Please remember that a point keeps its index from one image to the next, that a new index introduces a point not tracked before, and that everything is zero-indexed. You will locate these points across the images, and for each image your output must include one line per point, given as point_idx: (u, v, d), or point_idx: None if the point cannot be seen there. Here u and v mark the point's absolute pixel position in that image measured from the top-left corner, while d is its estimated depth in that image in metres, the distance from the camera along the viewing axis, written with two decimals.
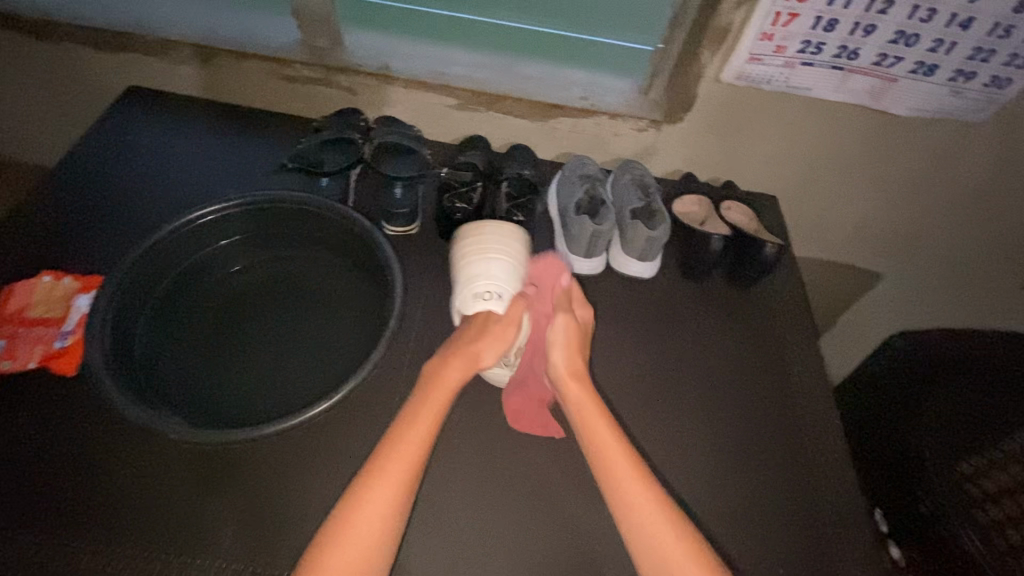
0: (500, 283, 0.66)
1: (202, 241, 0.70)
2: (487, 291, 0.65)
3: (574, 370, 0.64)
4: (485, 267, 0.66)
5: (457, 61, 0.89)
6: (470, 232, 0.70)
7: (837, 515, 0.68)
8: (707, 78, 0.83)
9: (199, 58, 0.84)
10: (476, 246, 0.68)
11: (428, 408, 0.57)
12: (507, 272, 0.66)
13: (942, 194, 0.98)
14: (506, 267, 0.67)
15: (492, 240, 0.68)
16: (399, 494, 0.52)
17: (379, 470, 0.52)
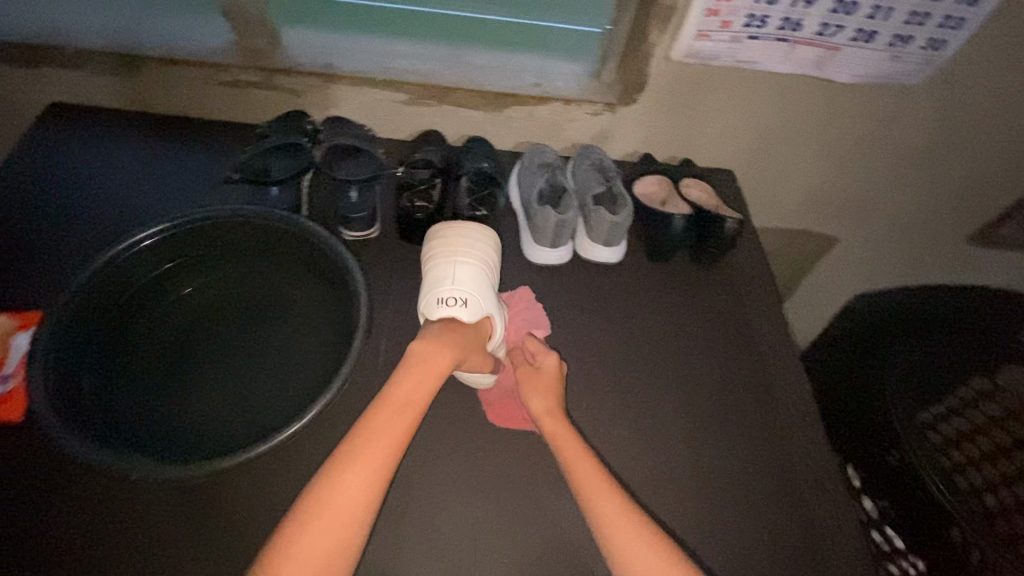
0: (465, 288, 0.66)
1: (147, 264, 0.68)
2: (451, 297, 0.65)
3: (550, 408, 0.65)
4: (451, 271, 0.67)
5: (401, 55, 0.88)
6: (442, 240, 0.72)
7: (808, 484, 0.69)
8: (658, 58, 0.82)
9: (130, 68, 0.82)
10: (445, 251, 0.70)
11: (400, 405, 0.55)
12: (473, 276, 0.68)
13: (892, 155, 0.99)
14: (473, 273, 0.68)
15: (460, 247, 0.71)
16: (366, 493, 0.50)
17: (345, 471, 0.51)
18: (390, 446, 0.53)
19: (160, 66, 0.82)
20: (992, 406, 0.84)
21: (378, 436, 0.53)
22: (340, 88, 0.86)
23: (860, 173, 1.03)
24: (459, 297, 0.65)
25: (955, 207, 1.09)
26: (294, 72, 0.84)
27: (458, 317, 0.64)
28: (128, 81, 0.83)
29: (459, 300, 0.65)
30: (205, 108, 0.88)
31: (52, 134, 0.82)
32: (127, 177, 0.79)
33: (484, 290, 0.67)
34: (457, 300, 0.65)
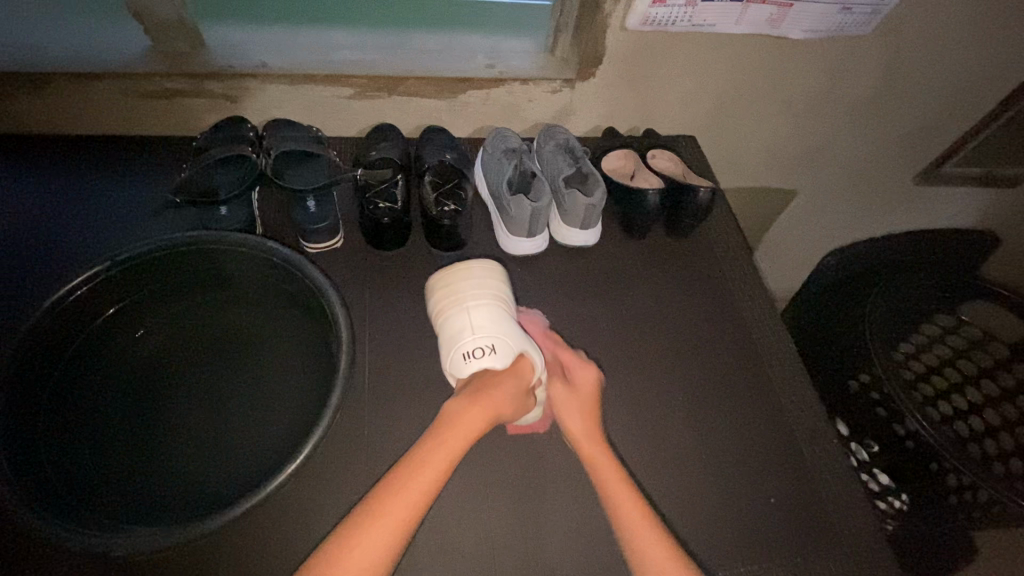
0: (488, 334, 0.60)
1: (94, 310, 0.61)
2: (476, 347, 0.59)
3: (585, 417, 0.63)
4: (471, 318, 0.61)
5: (340, 46, 0.81)
6: (461, 273, 0.66)
7: (805, 442, 0.71)
8: (613, 28, 0.79)
9: (32, 88, 0.72)
10: (456, 297, 0.63)
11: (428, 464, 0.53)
12: (493, 318, 0.61)
13: (845, 106, 1.01)
14: (493, 314, 0.62)
15: (475, 285, 0.64)
16: (381, 553, 0.49)
17: (358, 536, 0.49)
18: (411, 508, 0.51)
19: (69, 82, 0.72)
20: (955, 339, 0.89)
21: (395, 497, 0.51)
22: (279, 88, 0.79)
23: (815, 127, 1.04)
24: (485, 346, 0.59)
25: (903, 151, 1.12)
26: (226, 76, 0.76)
27: (489, 366, 0.59)
28: (33, 103, 0.74)
29: (485, 348, 0.59)
30: (129, 124, 0.79)
31: None
32: (49, 215, 0.70)
33: (510, 328, 0.62)
34: (484, 347, 0.59)
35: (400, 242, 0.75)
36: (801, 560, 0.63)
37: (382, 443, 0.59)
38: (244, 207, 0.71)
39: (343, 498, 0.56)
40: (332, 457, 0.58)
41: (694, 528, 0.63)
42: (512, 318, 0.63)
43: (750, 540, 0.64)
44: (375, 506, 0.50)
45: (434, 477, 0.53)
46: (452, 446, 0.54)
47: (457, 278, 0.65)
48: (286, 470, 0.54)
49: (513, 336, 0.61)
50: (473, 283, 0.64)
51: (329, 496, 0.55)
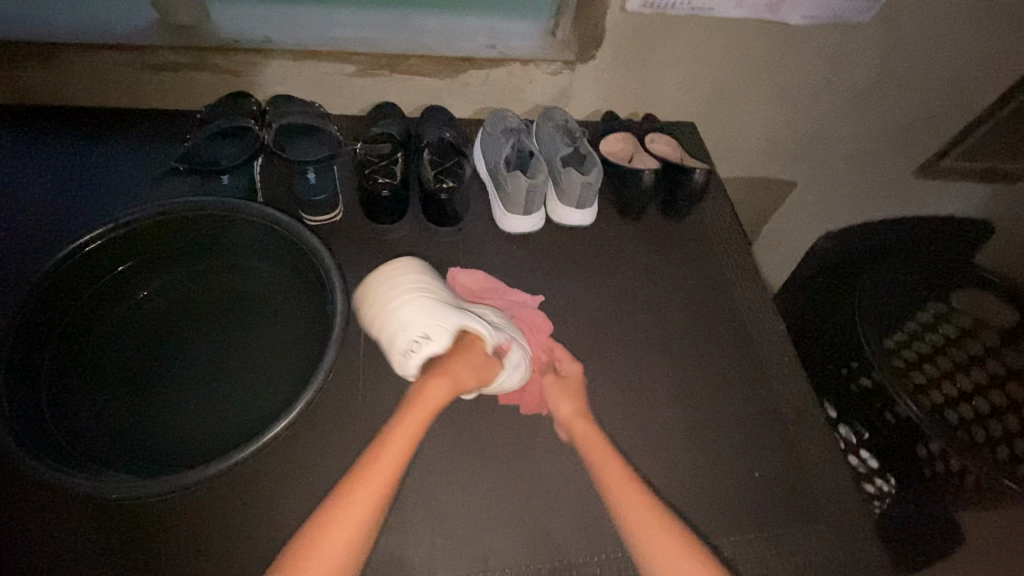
0: (419, 324, 0.58)
1: (97, 268, 0.63)
2: (410, 342, 0.58)
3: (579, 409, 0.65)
4: (398, 319, 0.59)
5: (344, 23, 0.83)
6: (382, 278, 0.62)
7: (792, 420, 0.72)
8: (613, 10, 0.80)
9: (40, 58, 0.74)
10: (376, 306, 0.60)
11: (400, 427, 0.55)
12: (423, 307, 0.59)
13: (844, 94, 1.01)
14: (423, 304, 0.59)
15: (400, 283, 0.61)
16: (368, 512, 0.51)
17: (347, 498, 0.51)
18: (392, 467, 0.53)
19: (79, 52, 0.74)
20: (950, 326, 0.89)
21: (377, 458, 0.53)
22: (283, 63, 0.80)
23: (814, 116, 1.05)
24: (420, 337, 0.58)
25: (903, 142, 1.13)
26: (231, 50, 0.78)
27: (429, 355, 0.58)
28: (42, 73, 0.75)
29: (419, 339, 0.58)
30: (136, 96, 0.80)
31: None
32: (55, 179, 0.71)
33: (443, 311, 0.59)
34: (416, 339, 0.58)
35: (396, 217, 0.76)
36: (784, 534, 0.64)
37: (375, 406, 0.61)
38: (245, 177, 0.72)
39: (337, 457, 0.57)
40: (326, 420, 0.59)
41: (679, 500, 0.65)
42: (444, 299, 0.61)
43: (732, 512, 0.65)
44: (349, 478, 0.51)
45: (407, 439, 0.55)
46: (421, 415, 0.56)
47: (377, 283, 0.62)
48: (281, 424, 0.56)
49: (448, 315, 0.59)
50: (394, 281, 0.61)
51: (323, 455, 0.57)
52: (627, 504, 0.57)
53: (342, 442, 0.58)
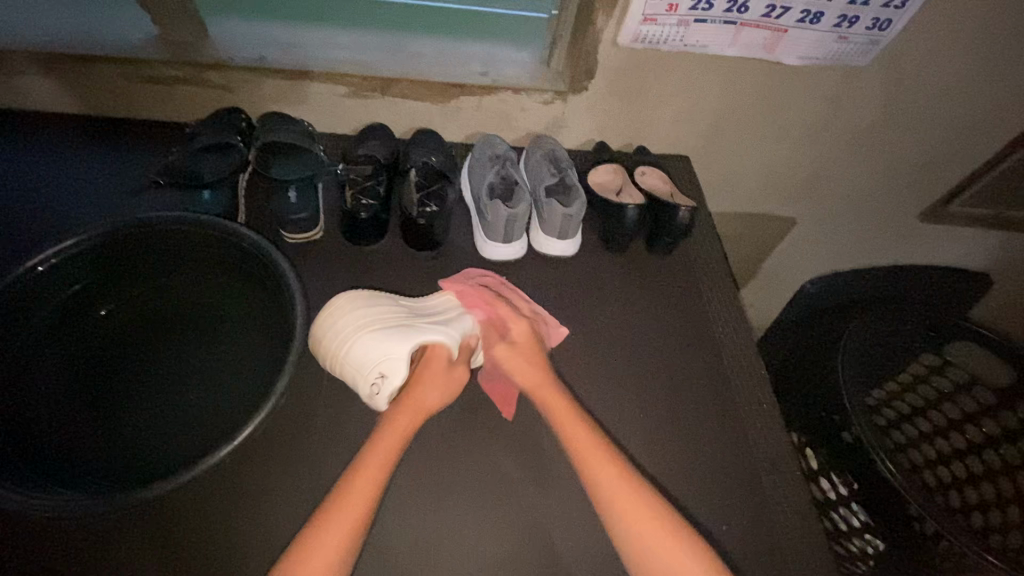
0: (375, 362, 0.58)
1: (55, 284, 0.63)
2: (371, 385, 0.58)
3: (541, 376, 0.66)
4: (352, 359, 0.59)
5: (338, 45, 0.83)
6: (322, 327, 0.61)
7: (769, 469, 0.69)
8: (605, 43, 0.80)
9: (39, 67, 0.76)
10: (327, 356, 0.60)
11: (390, 430, 0.57)
12: (373, 344, 0.59)
13: (844, 135, 0.99)
14: (371, 341, 0.59)
15: (351, 323, 0.61)
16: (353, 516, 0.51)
17: (342, 499, 0.52)
18: (383, 464, 0.55)
19: (77, 65, 0.76)
20: (934, 384, 0.88)
21: (354, 481, 0.53)
22: (276, 82, 0.81)
23: (813, 156, 1.03)
24: (377, 376, 0.58)
25: (905, 186, 1.10)
26: (224, 68, 0.79)
27: (394, 390, 0.59)
28: (41, 82, 0.77)
29: (378, 378, 0.58)
30: (131, 108, 0.82)
31: None
32: (41, 188, 0.73)
33: (391, 341, 0.59)
34: (376, 378, 0.58)
35: (373, 238, 0.76)
36: None
37: (332, 434, 0.60)
38: (228, 192, 0.73)
39: (287, 483, 0.56)
40: (279, 444, 0.58)
41: None
42: (390, 326, 0.61)
43: None
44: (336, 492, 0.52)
45: (397, 438, 0.57)
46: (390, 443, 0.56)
47: (330, 313, 0.62)
48: (230, 447, 0.55)
49: (398, 343, 0.59)
50: (338, 329, 0.60)
51: (273, 479, 0.56)
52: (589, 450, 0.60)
53: (293, 467, 0.57)
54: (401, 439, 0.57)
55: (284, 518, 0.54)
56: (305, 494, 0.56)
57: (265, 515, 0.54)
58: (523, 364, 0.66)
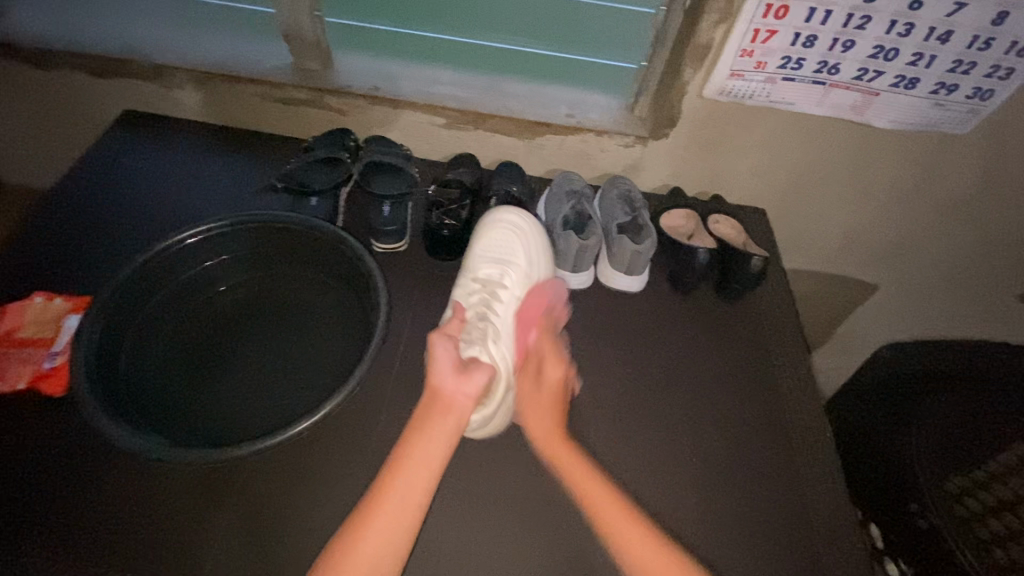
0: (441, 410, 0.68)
1: (189, 259, 0.73)
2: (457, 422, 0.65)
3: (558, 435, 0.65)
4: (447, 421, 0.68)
5: (442, 81, 0.91)
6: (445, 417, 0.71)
7: (824, 538, 0.66)
8: (690, 94, 0.83)
9: (193, 82, 0.90)
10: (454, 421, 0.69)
11: (410, 470, 0.56)
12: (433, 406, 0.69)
13: (933, 204, 0.96)
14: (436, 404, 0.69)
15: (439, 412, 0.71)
16: (382, 552, 0.53)
17: (359, 536, 0.53)
18: (409, 502, 0.55)
19: (223, 83, 0.89)
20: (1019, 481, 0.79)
21: (381, 514, 0.54)
22: (384, 110, 0.91)
23: (898, 222, 1.00)
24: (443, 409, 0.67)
25: (1004, 264, 1.04)
26: (342, 94, 0.89)
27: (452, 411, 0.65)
28: (193, 95, 0.92)
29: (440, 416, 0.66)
30: (259, 122, 0.95)
31: (122, 142, 0.90)
32: (183, 182, 0.86)
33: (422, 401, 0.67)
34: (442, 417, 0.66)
35: (452, 255, 0.82)
36: None
37: (392, 430, 0.64)
38: (332, 202, 0.83)
39: (346, 468, 0.60)
40: (345, 430, 0.63)
41: None
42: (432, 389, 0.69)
43: None
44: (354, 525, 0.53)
45: (418, 478, 0.56)
46: (419, 475, 0.56)
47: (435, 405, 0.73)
48: (305, 424, 0.61)
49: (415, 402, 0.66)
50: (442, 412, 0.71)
51: (335, 463, 0.61)
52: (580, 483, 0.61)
53: (354, 454, 0.61)
54: (421, 477, 0.56)
55: (336, 501, 0.59)
56: (362, 480, 0.60)
57: (320, 494, 0.59)
58: (543, 417, 0.66)
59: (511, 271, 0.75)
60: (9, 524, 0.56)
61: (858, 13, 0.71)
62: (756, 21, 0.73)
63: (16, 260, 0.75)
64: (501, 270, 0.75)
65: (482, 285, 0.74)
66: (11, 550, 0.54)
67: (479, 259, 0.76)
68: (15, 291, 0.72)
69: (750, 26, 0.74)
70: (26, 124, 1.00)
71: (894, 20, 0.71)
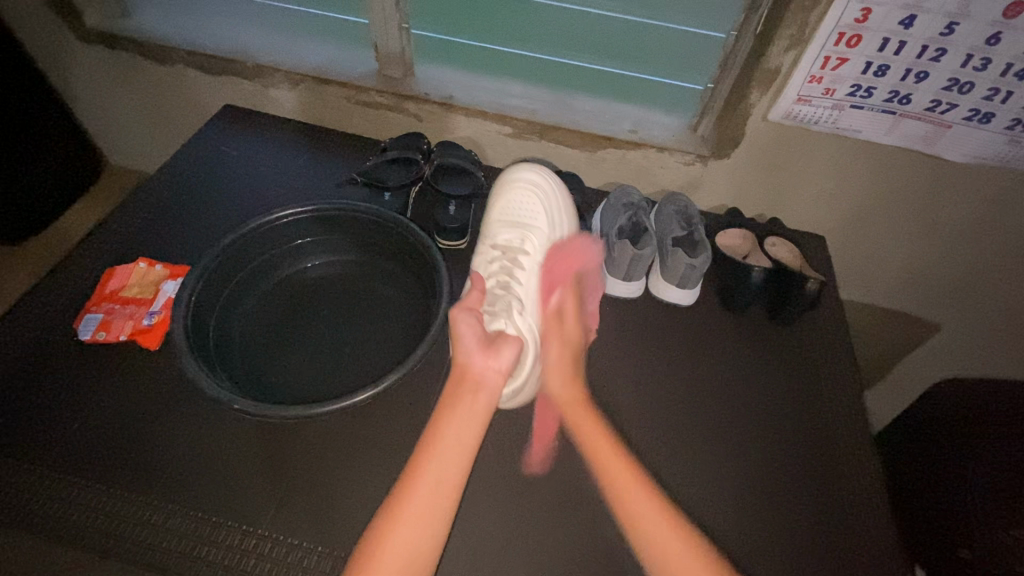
0: None
1: (278, 238, 0.81)
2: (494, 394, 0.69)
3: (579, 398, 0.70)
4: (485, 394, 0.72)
5: (513, 92, 0.97)
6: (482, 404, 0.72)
7: (863, 566, 0.65)
8: (755, 117, 0.84)
9: (288, 83, 0.99)
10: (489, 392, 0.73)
11: (447, 437, 0.60)
12: None
13: (1007, 244, 0.93)
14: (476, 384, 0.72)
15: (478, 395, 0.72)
16: (430, 509, 0.56)
17: (406, 494, 0.56)
18: (450, 464, 0.58)
19: (315, 84, 0.98)
20: None
21: (424, 473, 0.57)
22: (456, 117, 0.97)
23: (966, 260, 0.97)
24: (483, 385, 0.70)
25: None
26: (420, 100, 0.96)
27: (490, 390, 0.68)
28: (287, 93, 1.01)
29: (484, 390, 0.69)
30: (343, 121, 1.03)
31: (221, 130, 1.00)
32: (271, 171, 0.95)
33: None
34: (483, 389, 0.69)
35: None
36: None
37: None
38: (404, 198, 0.89)
39: (398, 442, 0.65)
40: (400, 406, 0.68)
41: None
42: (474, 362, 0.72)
43: None
44: (396, 493, 0.56)
45: (455, 442, 0.59)
46: (461, 437, 0.60)
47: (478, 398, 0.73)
48: (368, 394, 0.66)
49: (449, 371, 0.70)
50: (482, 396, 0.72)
51: (387, 435, 0.66)
52: (600, 448, 0.65)
53: (405, 429, 0.66)
54: (460, 440, 0.60)
55: (388, 472, 0.63)
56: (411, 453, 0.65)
57: (375, 463, 0.64)
58: (559, 379, 0.71)
59: (531, 235, 0.81)
60: (107, 455, 0.63)
61: (933, 46, 0.71)
62: (828, 49, 0.74)
63: (126, 228, 0.85)
64: (522, 235, 0.80)
65: (502, 251, 0.80)
66: (105, 477, 0.62)
67: (499, 225, 0.82)
68: (124, 255, 0.82)
69: (820, 53, 0.75)
70: (140, 112, 1.13)
71: (971, 54, 0.71)
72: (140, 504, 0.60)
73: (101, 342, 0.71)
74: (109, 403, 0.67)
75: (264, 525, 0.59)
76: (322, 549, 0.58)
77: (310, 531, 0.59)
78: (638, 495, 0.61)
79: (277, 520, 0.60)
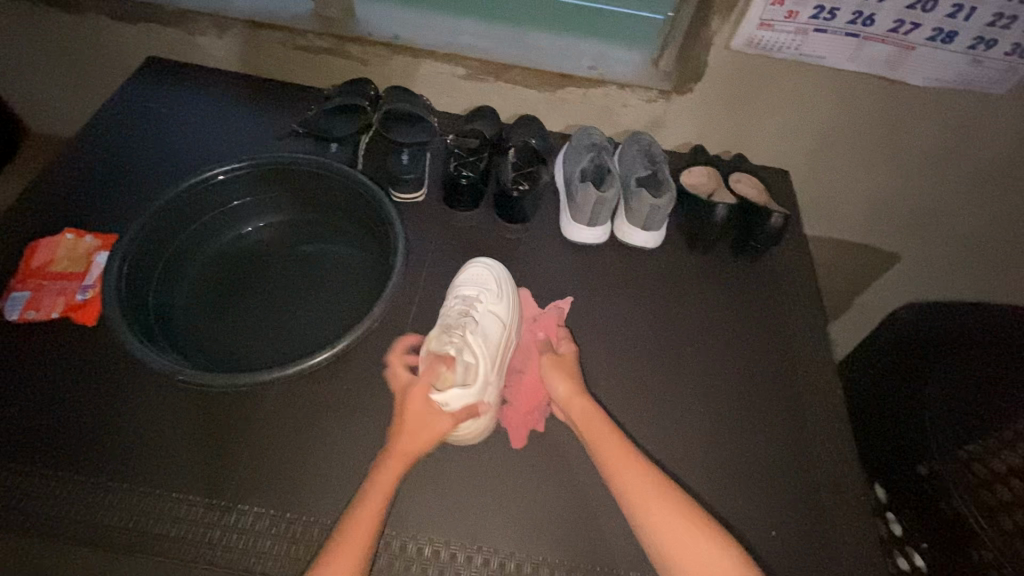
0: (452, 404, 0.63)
1: (215, 198, 0.75)
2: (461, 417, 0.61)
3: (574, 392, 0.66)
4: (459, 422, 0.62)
5: (464, 31, 0.90)
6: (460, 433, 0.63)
7: (827, 487, 0.67)
8: (718, 46, 0.80)
9: (215, 28, 0.90)
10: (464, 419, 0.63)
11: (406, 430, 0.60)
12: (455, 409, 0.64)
13: (963, 168, 0.93)
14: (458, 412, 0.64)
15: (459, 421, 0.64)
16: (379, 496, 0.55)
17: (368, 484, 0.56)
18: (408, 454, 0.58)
19: (245, 29, 0.89)
20: None
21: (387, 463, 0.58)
22: (404, 59, 0.90)
23: (923, 187, 0.98)
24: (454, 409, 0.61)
25: None
26: (363, 42, 0.89)
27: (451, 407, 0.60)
28: (215, 41, 0.92)
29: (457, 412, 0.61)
30: (280, 71, 0.95)
31: (145, 86, 0.91)
32: (206, 128, 0.87)
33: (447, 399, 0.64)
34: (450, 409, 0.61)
35: (473, 201, 0.82)
36: None
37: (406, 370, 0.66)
38: (351, 149, 0.84)
39: (362, 404, 0.64)
40: (362, 369, 0.66)
41: None
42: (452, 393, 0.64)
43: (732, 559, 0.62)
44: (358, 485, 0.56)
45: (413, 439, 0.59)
46: (421, 427, 0.59)
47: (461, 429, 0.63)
48: (324, 356, 0.65)
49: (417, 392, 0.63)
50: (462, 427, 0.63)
51: (351, 398, 0.64)
52: (619, 465, 0.59)
53: (368, 391, 0.64)
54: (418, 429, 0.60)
55: (353, 434, 0.62)
56: (376, 415, 0.63)
57: (339, 426, 0.62)
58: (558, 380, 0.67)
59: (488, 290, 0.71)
60: (51, 437, 0.59)
61: None
62: None
63: (47, 198, 0.78)
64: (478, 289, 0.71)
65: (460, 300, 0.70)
66: (51, 461, 0.58)
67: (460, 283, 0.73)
68: (48, 227, 0.75)
69: None
70: (50, 69, 1.01)
71: None
72: (91, 485, 0.57)
73: (32, 321, 0.66)
74: (48, 382, 0.63)
75: (227, 496, 0.57)
76: (291, 514, 0.57)
77: (276, 496, 0.58)
78: (630, 472, 0.59)
79: (242, 489, 0.58)
